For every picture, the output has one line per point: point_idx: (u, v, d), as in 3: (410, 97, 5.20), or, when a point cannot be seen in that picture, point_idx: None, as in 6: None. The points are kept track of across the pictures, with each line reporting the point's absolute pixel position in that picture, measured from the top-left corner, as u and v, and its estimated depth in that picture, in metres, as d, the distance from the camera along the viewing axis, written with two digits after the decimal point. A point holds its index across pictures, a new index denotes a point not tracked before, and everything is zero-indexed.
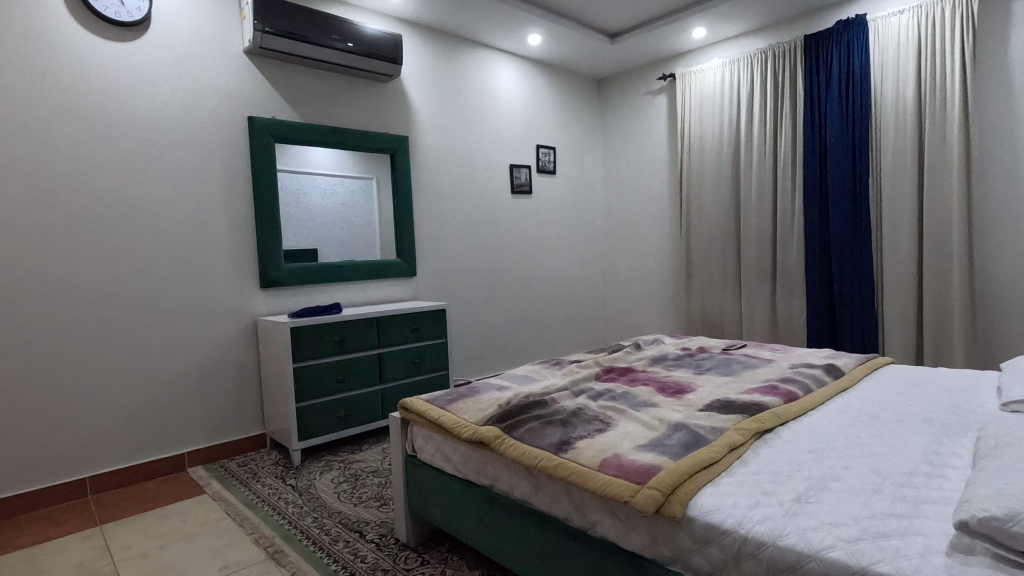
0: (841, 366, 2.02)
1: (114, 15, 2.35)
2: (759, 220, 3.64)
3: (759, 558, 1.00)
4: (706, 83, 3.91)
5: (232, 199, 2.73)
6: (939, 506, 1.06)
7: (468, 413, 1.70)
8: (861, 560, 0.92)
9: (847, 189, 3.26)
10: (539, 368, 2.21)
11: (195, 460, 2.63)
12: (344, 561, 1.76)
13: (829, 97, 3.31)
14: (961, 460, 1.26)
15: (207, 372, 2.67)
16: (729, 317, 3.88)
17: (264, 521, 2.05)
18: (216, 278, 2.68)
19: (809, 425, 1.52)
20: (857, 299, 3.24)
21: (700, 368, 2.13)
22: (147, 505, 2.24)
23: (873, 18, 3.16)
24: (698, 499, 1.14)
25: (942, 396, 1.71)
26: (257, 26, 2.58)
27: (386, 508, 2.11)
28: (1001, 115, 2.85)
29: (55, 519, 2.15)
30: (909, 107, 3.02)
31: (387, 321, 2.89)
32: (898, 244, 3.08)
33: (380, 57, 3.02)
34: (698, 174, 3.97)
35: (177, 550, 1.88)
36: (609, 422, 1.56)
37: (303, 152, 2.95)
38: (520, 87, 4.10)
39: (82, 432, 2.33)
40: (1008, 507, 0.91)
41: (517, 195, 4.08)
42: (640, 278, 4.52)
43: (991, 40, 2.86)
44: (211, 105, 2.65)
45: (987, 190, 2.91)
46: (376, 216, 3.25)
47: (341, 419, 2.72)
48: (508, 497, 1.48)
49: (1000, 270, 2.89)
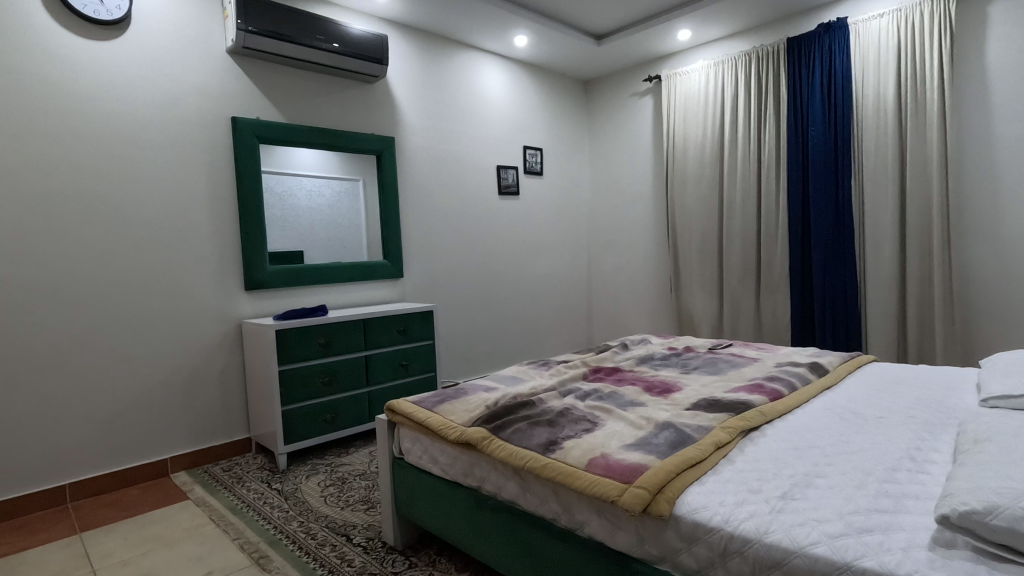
0: (826, 365, 2.03)
1: (93, 13, 2.31)
2: (744, 219, 3.68)
3: (744, 555, 1.01)
4: (691, 85, 3.94)
5: (216, 200, 2.69)
6: (921, 501, 1.07)
7: (456, 414, 1.69)
8: (845, 555, 0.92)
9: (830, 188, 3.29)
10: (526, 368, 2.22)
11: (178, 466, 2.59)
12: (330, 565, 1.75)
13: (812, 97, 3.35)
14: (942, 456, 1.28)
15: (191, 376, 2.63)
16: (714, 316, 3.90)
17: (249, 526, 2.03)
18: (201, 281, 2.64)
19: (793, 424, 1.53)
20: (840, 298, 3.28)
21: (686, 368, 2.14)
22: (129, 511, 2.20)
23: (854, 22, 3.20)
24: (685, 498, 1.15)
25: (924, 393, 1.74)
26: (240, 25, 2.56)
27: (373, 511, 2.09)
28: (979, 117, 2.91)
29: (33, 528, 2.10)
30: (890, 110, 3.07)
31: (374, 322, 2.86)
32: (881, 244, 3.12)
33: (365, 58, 3.00)
34: (683, 174, 4.00)
35: (160, 557, 1.85)
36: (596, 422, 1.56)
37: (289, 153, 2.93)
38: (507, 88, 4.11)
39: (62, 438, 2.28)
40: (988, 501, 0.92)
41: (504, 195, 4.08)
42: (627, 279, 4.54)
43: (968, 44, 2.92)
44: (193, 106, 2.62)
45: (966, 190, 2.96)
46: (363, 216, 3.23)
47: (327, 422, 2.69)
48: (496, 499, 1.47)
49: (980, 268, 2.94)
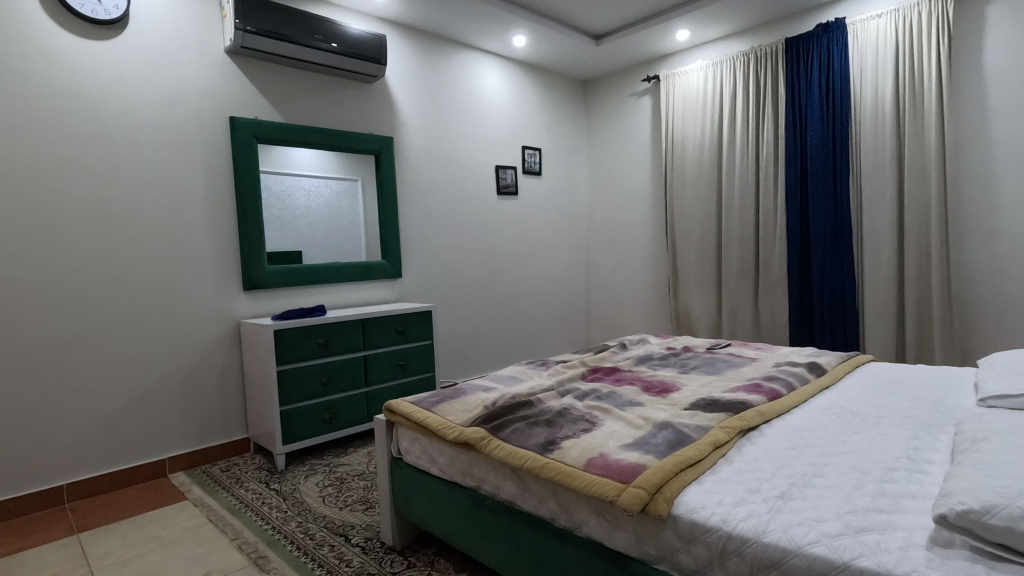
0: (824, 365, 2.03)
1: (90, 13, 2.30)
2: (742, 219, 3.68)
3: (743, 555, 1.01)
4: (689, 85, 3.94)
5: (214, 200, 2.68)
6: (919, 501, 1.08)
7: (454, 414, 1.69)
8: (843, 554, 0.93)
9: (828, 188, 3.29)
10: (525, 368, 2.22)
11: (176, 466, 2.58)
12: (329, 565, 1.74)
13: (810, 97, 3.36)
14: (939, 456, 1.28)
15: (189, 377, 2.62)
16: (712, 316, 3.90)
17: (247, 526, 2.03)
18: (199, 281, 2.64)
19: (791, 424, 1.53)
20: (838, 298, 3.29)
21: (684, 368, 2.14)
22: (127, 512, 2.20)
23: (852, 22, 3.21)
24: (683, 498, 1.15)
25: (922, 392, 1.74)
26: (238, 25, 2.56)
27: (371, 512, 2.09)
28: (977, 117, 2.92)
29: (31, 528, 2.09)
30: (888, 110, 3.07)
31: (373, 323, 2.86)
32: (879, 244, 3.12)
33: (364, 58, 3.00)
34: (681, 174, 4.00)
35: (158, 557, 1.84)
36: (594, 422, 1.56)
37: (287, 153, 2.93)
38: (506, 88, 4.11)
39: (59, 439, 2.28)
40: (985, 500, 0.92)
41: (502, 195, 4.08)
42: (625, 279, 4.54)
43: (966, 45, 2.92)
44: (191, 105, 2.61)
45: (964, 190, 2.97)
46: (361, 217, 3.23)
47: (326, 422, 2.69)
48: (495, 499, 1.47)
49: (977, 268, 2.95)
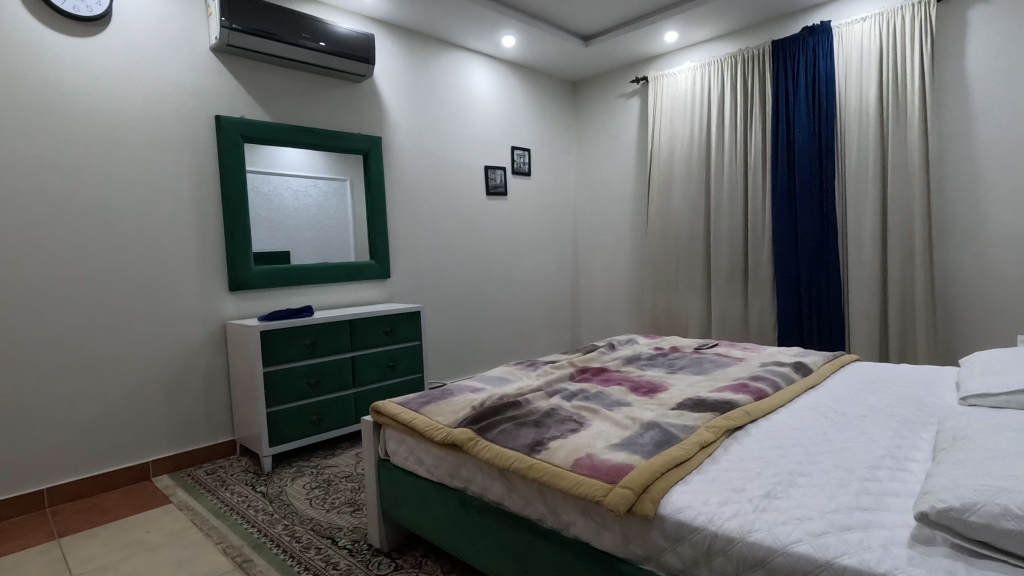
0: (809, 364, 2.05)
1: (72, 10, 2.27)
2: (730, 220, 3.71)
3: (728, 554, 1.02)
4: (676, 88, 3.97)
5: (199, 199, 2.65)
6: (900, 499, 1.09)
7: (442, 415, 1.69)
8: (826, 552, 0.93)
9: (814, 188, 3.32)
10: (513, 368, 2.22)
11: (160, 469, 2.55)
12: (315, 568, 1.73)
13: (796, 99, 3.39)
14: (921, 454, 1.29)
15: (173, 378, 2.59)
16: (700, 316, 3.92)
17: (233, 529, 2.01)
18: (184, 282, 2.61)
19: (777, 423, 1.53)
20: (823, 298, 3.32)
21: (672, 368, 2.15)
22: (110, 516, 2.16)
23: (838, 25, 3.25)
24: (669, 497, 1.15)
25: (905, 391, 1.76)
26: (224, 23, 2.53)
27: (359, 513, 2.08)
28: (959, 119, 2.96)
29: (10, 533, 2.06)
30: (872, 112, 3.11)
31: (361, 323, 2.85)
32: (862, 244, 3.16)
33: (352, 57, 2.98)
34: (669, 175, 4.03)
35: (140, 562, 1.82)
36: (581, 422, 1.56)
37: (274, 152, 2.90)
38: (495, 88, 4.11)
39: (40, 441, 2.24)
40: (965, 497, 0.93)
41: (491, 196, 4.08)
42: (614, 279, 4.56)
43: (949, 48, 2.96)
44: (176, 104, 2.58)
45: (946, 191, 3.01)
46: (349, 217, 3.21)
47: (313, 423, 2.67)
48: (482, 500, 1.47)
49: (960, 267, 2.99)
